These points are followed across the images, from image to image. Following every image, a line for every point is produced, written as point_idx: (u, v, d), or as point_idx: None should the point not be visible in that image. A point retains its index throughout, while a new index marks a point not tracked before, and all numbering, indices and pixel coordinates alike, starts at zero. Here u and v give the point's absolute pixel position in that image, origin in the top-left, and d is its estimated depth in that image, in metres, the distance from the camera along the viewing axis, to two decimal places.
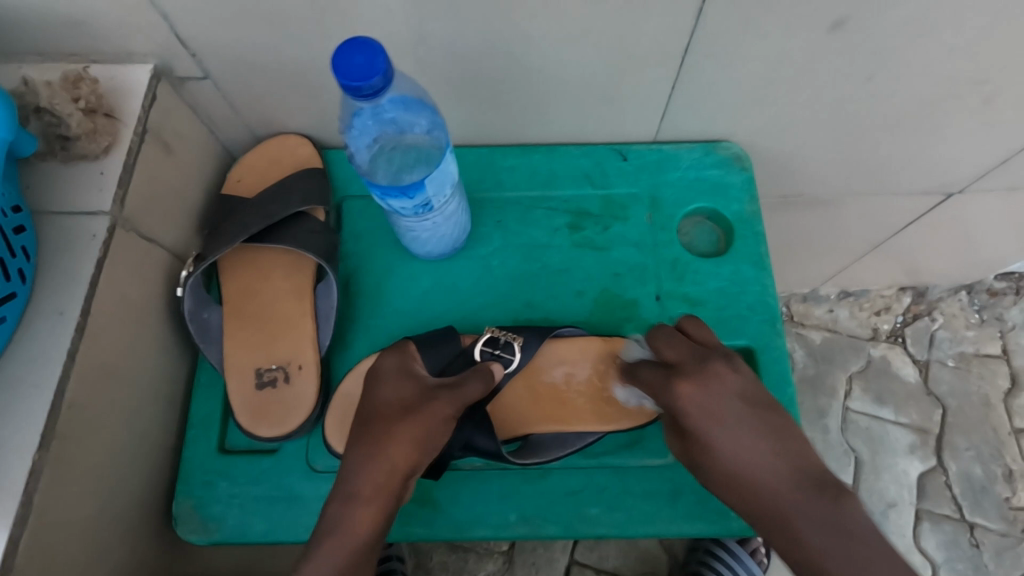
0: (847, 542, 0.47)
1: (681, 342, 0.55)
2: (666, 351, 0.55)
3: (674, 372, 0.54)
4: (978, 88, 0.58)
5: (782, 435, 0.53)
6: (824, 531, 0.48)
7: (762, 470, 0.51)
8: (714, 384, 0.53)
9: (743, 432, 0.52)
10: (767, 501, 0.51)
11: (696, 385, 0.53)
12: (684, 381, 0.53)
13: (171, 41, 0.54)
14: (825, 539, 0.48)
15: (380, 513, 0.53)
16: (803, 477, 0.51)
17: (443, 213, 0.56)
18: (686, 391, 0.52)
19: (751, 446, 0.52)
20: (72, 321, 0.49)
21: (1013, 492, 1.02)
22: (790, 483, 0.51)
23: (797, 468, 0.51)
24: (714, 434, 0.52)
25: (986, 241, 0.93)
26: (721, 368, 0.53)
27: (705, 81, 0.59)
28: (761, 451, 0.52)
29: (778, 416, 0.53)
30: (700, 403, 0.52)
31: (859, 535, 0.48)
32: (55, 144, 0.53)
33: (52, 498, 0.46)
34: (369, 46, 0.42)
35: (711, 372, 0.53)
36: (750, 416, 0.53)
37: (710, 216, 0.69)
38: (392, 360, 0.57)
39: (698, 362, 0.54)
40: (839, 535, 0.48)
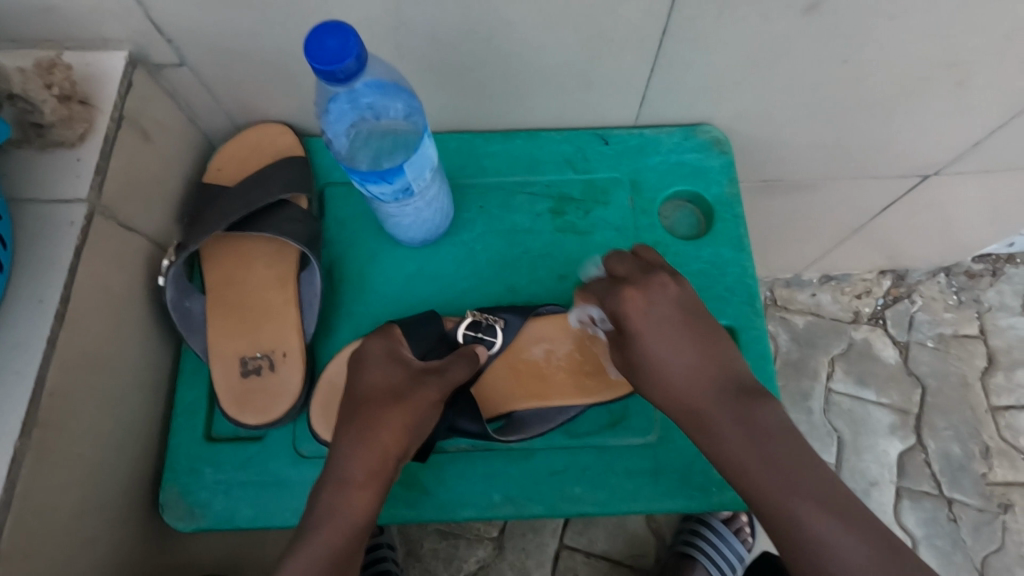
0: (775, 446, 0.50)
1: (631, 257, 0.58)
2: (619, 267, 0.58)
3: (621, 283, 0.56)
4: (950, 69, 0.59)
5: (724, 361, 0.55)
6: (757, 439, 0.50)
7: (700, 379, 0.54)
8: (658, 293, 0.55)
9: (684, 344, 0.54)
10: (706, 409, 0.53)
11: (640, 292, 0.55)
12: (630, 289, 0.55)
13: (146, 27, 0.53)
14: (755, 444, 0.50)
15: (372, 498, 0.54)
16: (738, 390, 0.53)
17: (424, 197, 0.56)
18: (631, 297, 0.55)
19: (693, 360, 0.54)
20: (52, 308, 0.48)
21: (990, 469, 1.05)
22: (727, 393, 0.53)
23: (731, 384, 0.53)
24: (657, 342, 0.54)
25: (963, 223, 0.95)
26: (666, 280, 0.56)
27: (683, 65, 0.59)
28: (699, 363, 0.54)
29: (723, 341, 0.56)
30: (644, 313, 0.55)
31: (788, 445, 0.50)
32: (30, 132, 0.53)
33: (35, 485, 0.46)
34: (341, 29, 0.42)
35: (655, 283, 0.56)
36: (692, 329, 0.55)
37: (691, 200, 0.70)
38: (379, 344, 0.57)
39: (644, 275, 0.56)
40: (772, 445, 0.50)
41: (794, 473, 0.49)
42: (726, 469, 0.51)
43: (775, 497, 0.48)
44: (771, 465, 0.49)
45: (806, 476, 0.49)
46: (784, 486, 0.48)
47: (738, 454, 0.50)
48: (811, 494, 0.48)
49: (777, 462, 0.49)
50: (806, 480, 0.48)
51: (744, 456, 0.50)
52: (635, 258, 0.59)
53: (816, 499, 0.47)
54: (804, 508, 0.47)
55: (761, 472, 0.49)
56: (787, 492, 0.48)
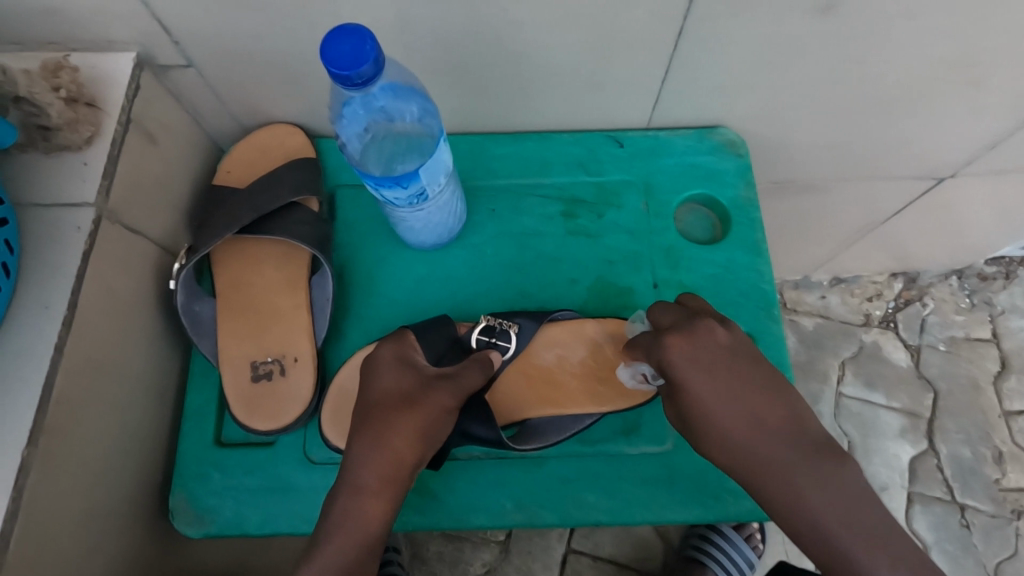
0: (838, 497, 0.50)
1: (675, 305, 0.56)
2: (662, 316, 0.56)
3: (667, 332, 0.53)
4: (970, 70, 0.58)
5: (776, 407, 0.53)
6: (820, 491, 0.50)
7: (756, 430, 0.52)
8: (707, 341, 0.53)
9: (736, 392, 0.53)
10: (764, 460, 0.51)
11: (687, 342, 0.52)
12: (677, 338, 0.52)
13: (153, 29, 0.53)
14: (820, 497, 0.50)
15: (386, 505, 0.53)
16: (794, 438, 0.52)
17: (437, 202, 0.55)
18: (679, 347, 0.52)
19: (747, 408, 0.52)
20: (59, 315, 0.48)
21: (1002, 474, 1.04)
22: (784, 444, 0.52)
23: (787, 433, 0.52)
24: (709, 394, 0.52)
25: (977, 226, 0.93)
26: (714, 326, 0.53)
27: (698, 66, 0.58)
28: (753, 413, 0.52)
29: (774, 386, 0.54)
30: (694, 364, 0.52)
31: (852, 496, 0.50)
32: (35, 135, 0.52)
33: (43, 496, 0.45)
34: (358, 32, 0.41)
35: (702, 330, 0.53)
36: (742, 375, 0.53)
37: (704, 203, 0.69)
38: (390, 350, 0.56)
39: (689, 322, 0.54)
40: (836, 497, 0.49)
41: (860, 525, 0.49)
42: (788, 520, 0.51)
43: (843, 552, 0.48)
44: (837, 518, 0.49)
45: (871, 526, 0.49)
46: (850, 539, 0.48)
47: (804, 507, 0.50)
48: (876, 545, 0.48)
49: (843, 516, 0.49)
50: (872, 531, 0.48)
51: (809, 510, 0.50)
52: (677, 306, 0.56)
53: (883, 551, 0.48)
54: (871, 562, 0.47)
55: (828, 526, 0.49)
56: (855, 546, 0.48)
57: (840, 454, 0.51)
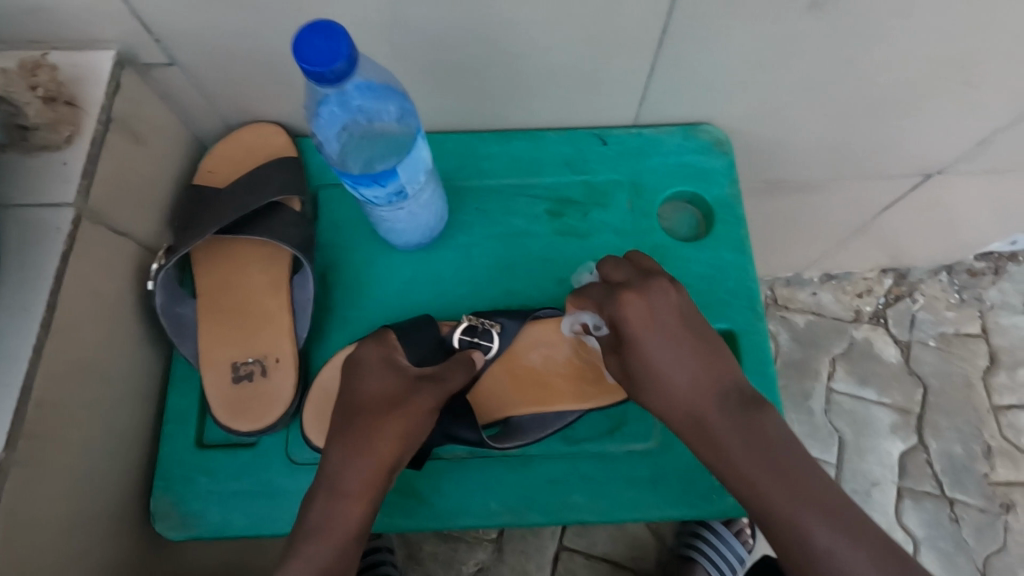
0: (767, 449, 0.51)
1: (628, 263, 0.57)
2: (615, 272, 0.56)
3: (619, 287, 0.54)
4: (956, 67, 0.58)
5: (717, 365, 0.54)
6: (750, 443, 0.51)
7: (692, 382, 0.54)
8: (658, 298, 0.54)
9: (676, 346, 0.54)
10: (697, 412, 0.53)
11: (639, 297, 0.53)
12: (631, 293, 0.53)
13: (135, 27, 0.52)
14: (749, 448, 0.51)
15: (367, 509, 0.53)
16: (728, 394, 0.53)
17: (418, 201, 0.55)
18: (631, 301, 0.53)
19: (686, 362, 0.54)
20: (37, 317, 0.47)
21: (991, 468, 1.04)
22: (719, 399, 0.53)
23: (722, 387, 0.54)
24: (651, 345, 0.54)
25: (966, 222, 0.94)
26: (667, 285, 0.54)
27: (684, 64, 0.58)
28: (691, 366, 0.54)
29: (716, 347, 0.55)
30: (643, 317, 0.53)
31: (780, 449, 0.51)
32: (15, 134, 0.51)
33: (22, 500, 0.45)
34: (331, 29, 0.41)
35: (655, 288, 0.54)
36: (684, 330, 0.54)
37: (691, 201, 0.69)
38: (373, 351, 0.56)
39: (640, 278, 0.55)
40: (765, 449, 0.51)
41: (786, 476, 0.50)
42: (719, 472, 0.52)
43: (770, 501, 0.49)
44: (764, 469, 0.50)
45: (798, 477, 0.50)
46: (776, 488, 0.49)
47: (733, 458, 0.51)
48: (801, 495, 0.49)
49: (771, 466, 0.50)
50: (798, 482, 0.49)
51: (739, 462, 0.51)
52: (630, 263, 0.57)
53: (807, 500, 0.48)
54: (795, 510, 0.48)
55: (755, 477, 0.50)
56: (780, 495, 0.49)
57: (772, 410, 0.53)
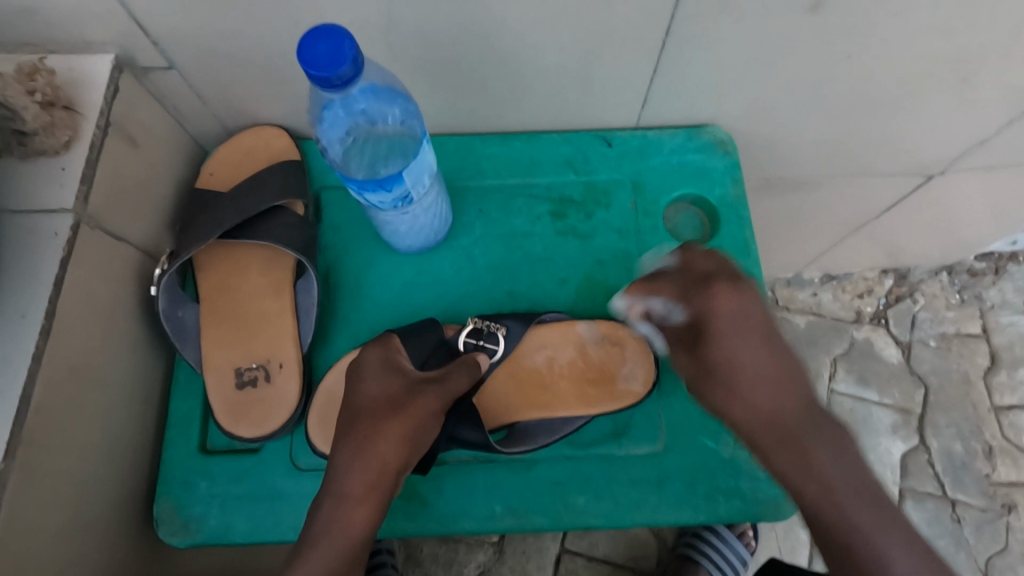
0: (847, 463, 0.50)
1: (716, 255, 0.55)
2: (702, 262, 0.54)
3: (710, 278, 0.53)
4: (958, 67, 0.58)
5: (794, 372, 0.53)
6: (831, 455, 0.50)
7: (776, 385, 0.52)
8: (750, 298, 0.52)
9: (765, 347, 0.52)
10: (777, 418, 0.51)
11: (732, 293, 0.52)
12: (724, 288, 0.52)
13: (131, 30, 0.52)
14: (828, 459, 0.50)
15: (371, 514, 0.53)
16: (806, 402, 0.52)
17: (422, 205, 0.55)
18: (722, 297, 0.52)
19: (773, 366, 0.52)
20: (36, 324, 0.47)
21: (992, 468, 1.04)
22: (797, 407, 0.52)
23: (801, 394, 0.52)
24: (741, 342, 0.52)
25: (966, 222, 0.94)
26: (756, 286, 0.53)
27: (685, 64, 0.57)
28: (776, 369, 0.52)
29: (794, 354, 0.53)
30: (734, 313, 0.52)
31: (855, 465, 0.51)
32: (12, 140, 0.50)
33: (21, 508, 0.44)
34: (335, 33, 0.41)
35: (748, 287, 0.52)
36: (773, 330, 0.53)
37: (694, 202, 0.69)
38: (375, 354, 0.55)
39: (733, 271, 0.53)
40: (843, 462, 0.50)
41: (861, 489, 0.50)
42: (793, 479, 0.51)
43: (850, 513, 0.49)
44: (843, 480, 0.50)
45: (872, 489, 0.50)
46: (855, 500, 0.49)
47: (814, 467, 0.50)
48: (875, 509, 0.49)
49: (847, 480, 0.50)
50: (874, 496, 0.50)
51: (818, 470, 0.50)
52: (712, 253, 0.55)
53: (879, 513, 0.49)
54: (873, 525, 0.48)
55: (834, 487, 0.50)
56: (858, 508, 0.49)
57: (842, 424, 0.53)
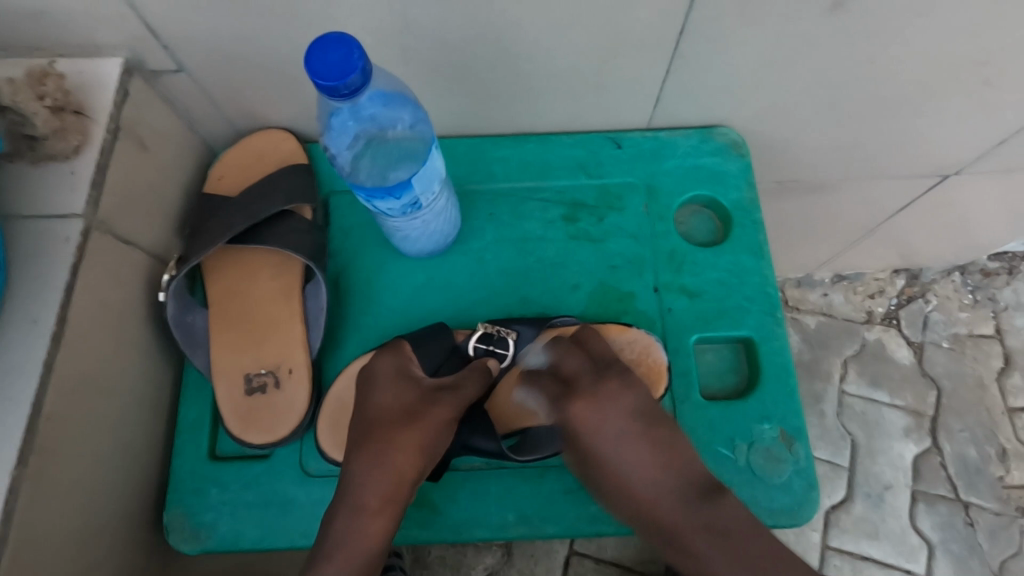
0: (724, 540, 0.53)
1: (580, 352, 0.56)
2: (565, 364, 0.56)
3: (569, 390, 0.55)
4: (978, 68, 0.57)
5: (671, 452, 0.55)
6: (707, 534, 0.53)
7: (659, 482, 0.55)
8: (606, 403, 0.55)
9: (636, 442, 0.55)
10: (660, 512, 0.55)
11: (590, 405, 0.55)
12: (579, 403, 0.55)
13: (142, 33, 0.51)
14: (706, 540, 0.53)
15: (387, 525, 0.53)
16: (693, 486, 0.55)
17: (432, 210, 0.54)
18: (581, 411, 0.55)
19: (642, 459, 0.55)
20: (48, 330, 0.47)
21: (1006, 472, 1.03)
22: (683, 493, 0.55)
23: (690, 478, 0.55)
24: (610, 448, 0.55)
25: (982, 223, 0.92)
26: (612, 385, 0.55)
27: (699, 66, 0.57)
28: (653, 465, 0.55)
29: (668, 434, 0.56)
30: (595, 425, 0.55)
31: (735, 535, 0.53)
32: (22, 145, 0.51)
33: (34, 515, 0.44)
34: (343, 41, 0.40)
35: (603, 392, 0.55)
36: (641, 424, 0.55)
37: (708, 205, 0.68)
38: (389, 363, 0.55)
39: (594, 377, 0.56)
40: (719, 535, 0.53)
41: (742, 559, 0.53)
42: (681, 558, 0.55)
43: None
44: (722, 558, 0.53)
45: (756, 553, 0.53)
46: (736, 572, 0.52)
47: (691, 548, 0.54)
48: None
49: (726, 552, 0.53)
50: (753, 561, 0.53)
51: (696, 548, 0.54)
52: (577, 348, 0.56)
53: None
54: None
55: (710, 562, 0.53)
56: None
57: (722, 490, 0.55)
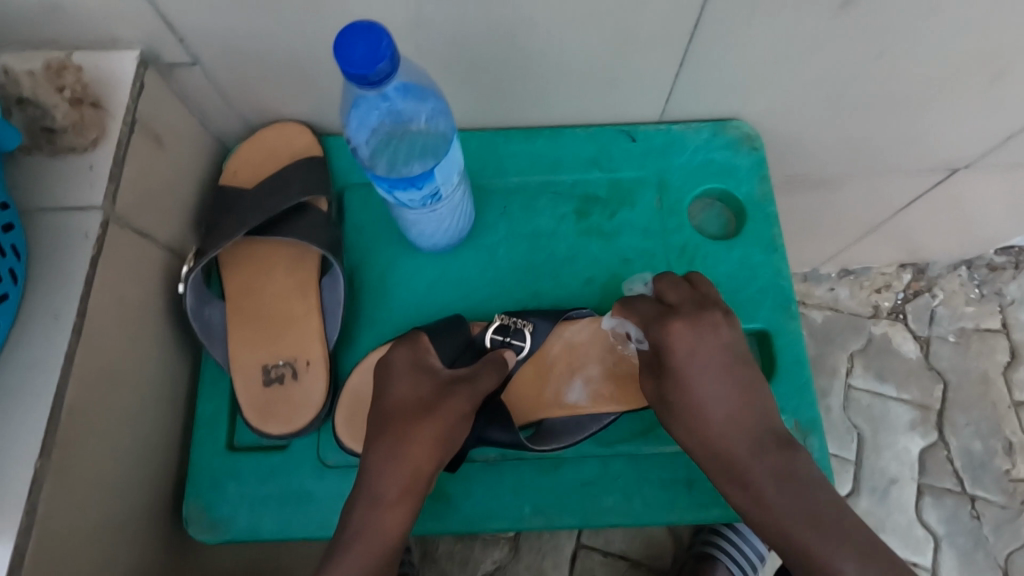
0: (794, 485, 0.52)
1: (685, 285, 0.57)
2: (669, 293, 0.56)
3: (671, 312, 0.55)
4: (994, 63, 0.56)
5: (752, 397, 0.55)
6: (776, 478, 0.52)
7: (733, 421, 0.54)
8: (706, 331, 0.54)
9: (723, 382, 0.55)
10: (733, 449, 0.54)
11: (687, 325, 0.54)
12: (680, 324, 0.54)
13: (157, 27, 0.51)
14: (775, 483, 0.52)
15: (404, 516, 0.54)
16: (767, 433, 0.54)
17: (450, 202, 0.55)
18: (678, 332, 0.54)
19: (726, 398, 0.55)
20: (68, 323, 0.47)
21: (1012, 465, 1.04)
22: (755, 434, 0.54)
23: (762, 427, 0.54)
24: (696, 374, 0.54)
25: (988, 219, 0.92)
26: (718, 320, 0.55)
27: (714, 60, 0.57)
28: (736, 404, 0.55)
29: (751, 378, 0.56)
30: (689, 349, 0.54)
31: (807, 484, 0.52)
32: (41, 138, 0.50)
33: (56, 508, 0.45)
34: (372, 29, 0.40)
35: (706, 322, 0.54)
36: (736, 362, 0.55)
37: (719, 198, 0.68)
38: (405, 355, 0.55)
39: (698, 306, 0.55)
40: (789, 486, 0.52)
41: (810, 511, 0.51)
42: (743, 506, 0.53)
43: (798, 538, 0.50)
44: (789, 506, 0.51)
45: (824, 507, 0.51)
46: (801, 525, 0.50)
47: (757, 492, 0.52)
48: (832, 530, 0.50)
49: (796, 503, 0.51)
50: (821, 513, 0.51)
51: (762, 495, 0.52)
52: (688, 285, 0.57)
53: (836, 532, 0.50)
54: (820, 543, 0.50)
55: (779, 512, 0.51)
56: (810, 530, 0.50)
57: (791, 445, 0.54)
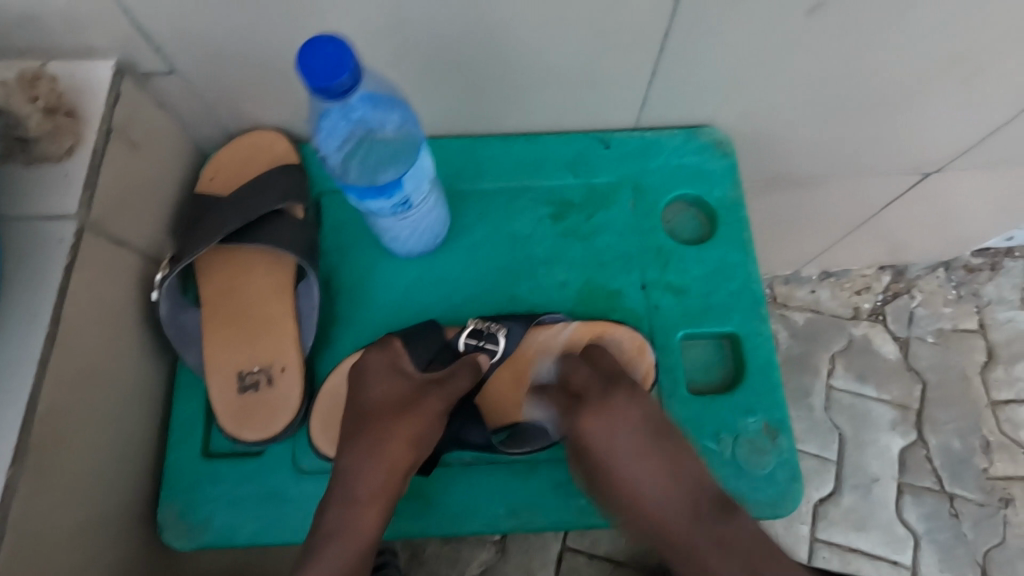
0: (732, 549, 0.53)
1: (586, 364, 0.58)
2: (573, 377, 0.57)
3: (579, 400, 0.56)
4: (959, 68, 0.58)
5: (679, 462, 0.56)
6: (716, 547, 0.53)
7: (668, 499, 0.56)
8: (619, 421, 0.56)
9: (643, 454, 0.56)
10: (671, 515, 0.55)
11: (599, 418, 0.56)
12: (589, 417, 0.56)
13: (133, 35, 0.52)
14: (712, 550, 0.53)
15: (379, 516, 0.54)
16: (700, 501, 0.55)
17: (421, 210, 0.56)
18: (592, 428, 0.56)
19: (651, 471, 0.56)
20: (42, 329, 0.47)
21: (990, 463, 1.05)
22: (688, 504, 0.55)
23: (694, 492, 0.55)
24: (619, 458, 0.56)
25: (964, 219, 0.94)
26: (624, 397, 0.56)
27: (684, 67, 0.58)
28: (665, 476, 0.56)
29: (675, 446, 0.56)
30: (606, 441, 0.56)
31: (745, 546, 0.53)
32: (14, 146, 0.51)
33: (30, 512, 0.45)
34: (334, 43, 0.41)
35: (614, 405, 0.56)
36: (655, 441, 0.56)
37: (693, 203, 0.69)
38: (380, 358, 0.56)
39: (604, 386, 0.57)
40: (728, 548, 0.53)
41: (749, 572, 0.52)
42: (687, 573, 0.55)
43: None
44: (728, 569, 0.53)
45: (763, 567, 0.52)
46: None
47: (695, 559, 0.54)
48: None
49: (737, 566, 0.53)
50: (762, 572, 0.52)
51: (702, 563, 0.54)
52: (587, 365, 0.58)
53: None
54: None
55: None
56: None
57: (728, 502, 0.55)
